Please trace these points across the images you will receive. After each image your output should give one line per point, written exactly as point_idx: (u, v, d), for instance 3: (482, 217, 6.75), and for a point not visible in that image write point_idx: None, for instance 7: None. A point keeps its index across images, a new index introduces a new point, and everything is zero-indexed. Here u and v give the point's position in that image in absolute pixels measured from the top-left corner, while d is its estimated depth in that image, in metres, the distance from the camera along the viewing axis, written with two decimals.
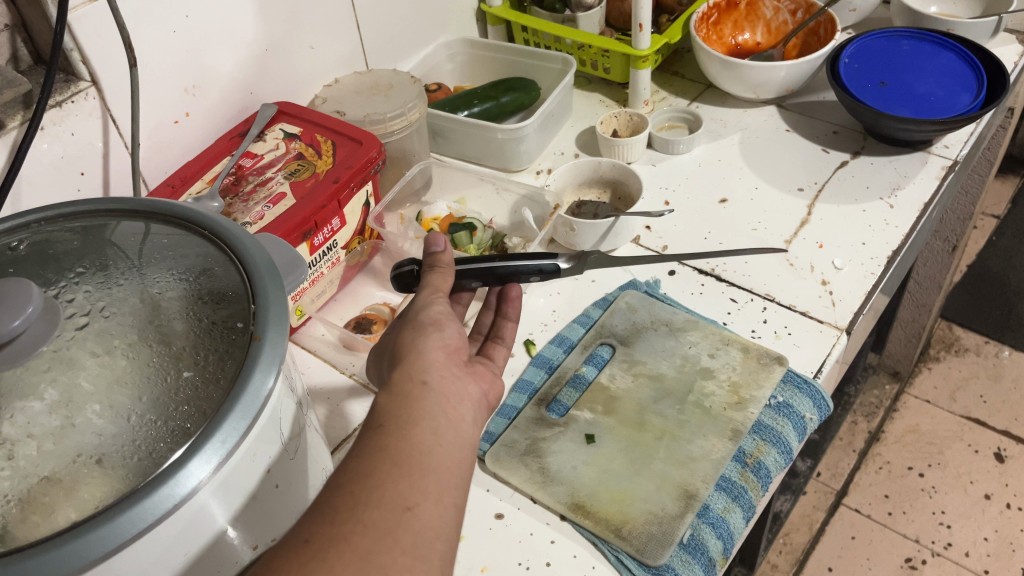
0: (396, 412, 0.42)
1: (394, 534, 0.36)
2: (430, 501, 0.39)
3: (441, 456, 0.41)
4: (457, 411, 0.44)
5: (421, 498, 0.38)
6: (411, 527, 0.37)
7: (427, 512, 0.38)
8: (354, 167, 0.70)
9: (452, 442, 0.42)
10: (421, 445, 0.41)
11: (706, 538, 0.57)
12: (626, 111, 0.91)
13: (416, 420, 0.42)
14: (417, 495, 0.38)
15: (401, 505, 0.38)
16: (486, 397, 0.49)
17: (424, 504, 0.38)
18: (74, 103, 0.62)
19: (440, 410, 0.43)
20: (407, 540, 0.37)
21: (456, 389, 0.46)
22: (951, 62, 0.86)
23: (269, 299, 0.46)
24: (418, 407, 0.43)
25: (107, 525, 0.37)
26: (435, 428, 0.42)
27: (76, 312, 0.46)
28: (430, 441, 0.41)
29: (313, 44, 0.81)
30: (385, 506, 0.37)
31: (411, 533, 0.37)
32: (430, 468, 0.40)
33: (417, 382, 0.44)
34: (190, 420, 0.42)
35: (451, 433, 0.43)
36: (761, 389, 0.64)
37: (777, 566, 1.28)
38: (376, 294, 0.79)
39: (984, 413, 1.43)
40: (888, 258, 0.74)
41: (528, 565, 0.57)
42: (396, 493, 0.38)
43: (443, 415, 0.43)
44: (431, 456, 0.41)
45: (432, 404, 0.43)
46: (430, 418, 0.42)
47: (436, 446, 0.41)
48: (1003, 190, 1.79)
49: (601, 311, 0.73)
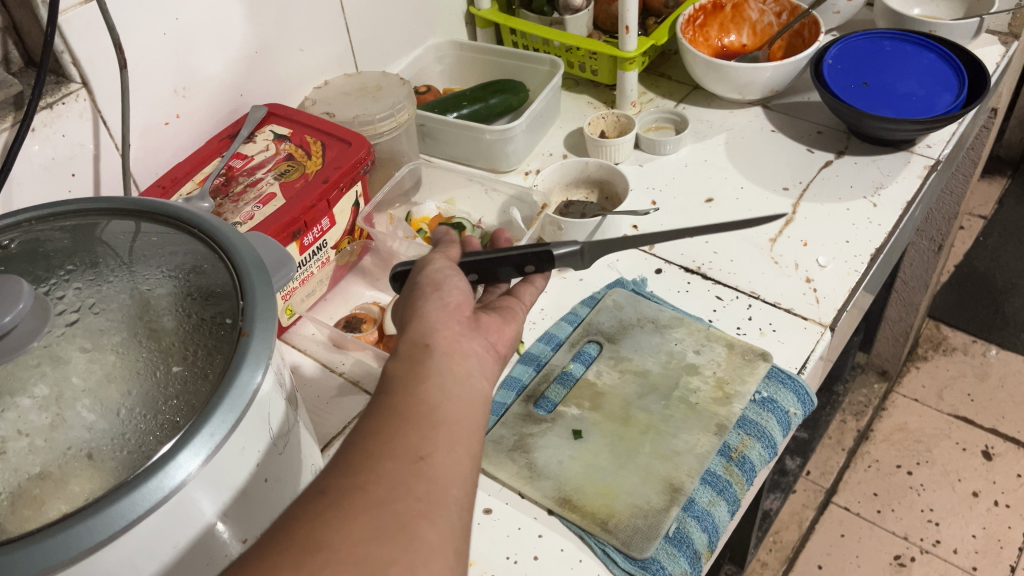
0: (402, 375, 0.43)
1: (409, 483, 0.38)
2: (442, 451, 0.40)
3: (450, 408, 0.42)
4: (463, 368, 0.45)
5: (434, 448, 0.40)
6: (425, 475, 0.38)
7: (441, 461, 0.39)
8: (342, 167, 0.71)
9: (461, 397, 0.43)
10: (429, 401, 0.41)
11: (690, 531, 0.57)
12: (613, 112, 0.92)
13: (423, 378, 0.43)
14: (429, 446, 0.39)
15: (414, 455, 0.39)
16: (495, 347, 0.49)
17: (437, 454, 0.39)
18: (64, 104, 0.63)
19: (446, 368, 0.44)
20: (421, 487, 0.38)
21: (461, 348, 0.46)
22: (932, 63, 0.87)
23: (258, 295, 0.46)
24: (424, 365, 0.44)
25: (96, 516, 0.38)
26: (442, 385, 0.43)
27: (67, 308, 0.46)
28: (438, 396, 0.42)
29: (303, 46, 0.82)
30: (398, 457, 0.38)
31: (426, 480, 0.38)
32: (440, 421, 0.41)
33: (420, 346, 0.45)
34: (179, 413, 0.43)
35: (458, 389, 0.43)
36: (746, 384, 0.65)
37: (767, 564, 1.29)
38: (365, 293, 0.80)
39: (971, 411, 1.44)
40: (870, 256, 0.75)
41: (516, 558, 0.57)
42: (408, 445, 0.39)
43: (450, 374, 0.44)
44: (438, 409, 0.41)
45: (437, 363, 0.44)
46: (437, 375, 0.43)
47: (444, 401, 0.42)
48: (990, 190, 1.81)
49: (589, 309, 0.74)
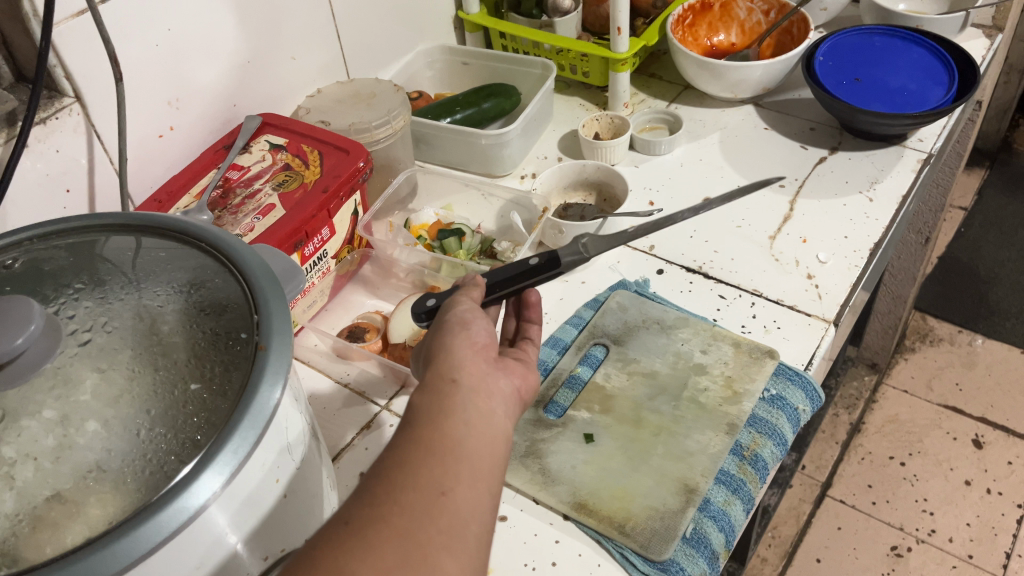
0: (428, 407, 0.42)
1: (431, 517, 0.37)
2: (464, 486, 0.39)
3: (474, 445, 0.41)
4: (489, 405, 0.44)
5: (456, 482, 0.39)
6: (447, 510, 0.38)
7: (462, 496, 0.39)
8: (341, 177, 0.70)
9: (486, 432, 0.42)
10: (452, 436, 0.41)
11: (708, 531, 0.57)
12: (607, 114, 0.92)
13: (448, 412, 0.42)
14: (451, 480, 0.39)
15: (436, 490, 0.38)
16: (519, 392, 0.48)
17: (459, 488, 0.39)
18: (58, 119, 0.62)
19: (471, 403, 0.43)
20: (444, 522, 0.37)
21: (488, 385, 0.45)
22: (921, 57, 0.88)
23: (273, 309, 0.46)
24: (449, 401, 0.42)
25: (122, 540, 0.37)
26: (467, 420, 0.42)
27: (78, 328, 0.45)
28: (462, 431, 0.41)
29: (294, 55, 0.81)
30: (420, 490, 0.38)
31: (448, 515, 0.38)
32: (463, 456, 0.40)
33: (447, 380, 0.44)
34: (199, 432, 0.42)
35: (483, 424, 0.42)
36: (755, 382, 0.65)
37: (767, 559, 1.29)
38: (366, 302, 0.79)
39: (960, 401, 1.45)
40: (870, 251, 0.76)
41: (534, 565, 0.57)
42: (430, 479, 0.39)
43: (473, 407, 0.43)
44: (462, 445, 0.41)
45: (463, 398, 0.43)
46: (462, 410, 0.42)
47: (469, 436, 0.41)
48: (969, 181, 1.83)
49: (593, 312, 0.73)
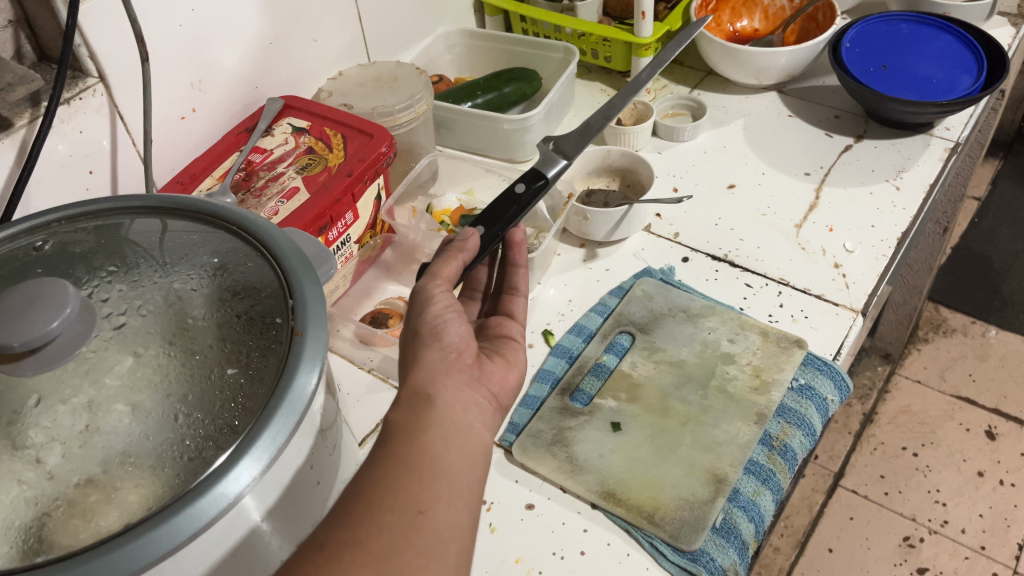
0: (403, 425, 0.42)
1: (409, 537, 0.36)
2: (441, 504, 0.39)
3: (450, 461, 0.41)
4: (464, 418, 0.43)
5: (433, 500, 0.38)
6: (425, 528, 0.37)
7: (439, 514, 0.38)
8: (366, 160, 0.69)
9: (462, 448, 0.42)
10: (431, 452, 0.40)
11: (737, 521, 0.57)
12: (630, 99, 0.91)
13: (425, 427, 0.42)
14: (429, 498, 0.38)
15: (413, 508, 0.38)
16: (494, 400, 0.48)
17: (436, 506, 0.38)
18: (82, 100, 0.61)
19: (447, 418, 0.43)
20: (421, 542, 0.37)
21: (462, 398, 0.45)
22: (949, 45, 0.87)
23: (308, 294, 0.45)
24: (424, 415, 0.42)
25: (163, 527, 0.37)
26: (444, 435, 0.42)
27: (113, 311, 0.45)
28: (439, 446, 0.41)
29: (316, 37, 0.80)
30: (399, 509, 0.37)
31: (426, 535, 0.37)
32: (440, 472, 0.40)
33: (421, 395, 0.44)
34: (237, 417, 0.41)
35: (460, 439, 0.42)
36: (783, 371, 0.65)
37: (780, 548, 1.29)
38: (388, 288, 0.78)
39: (973, 392, 1.45)
40: (898, 240, 0.75)
41: (562, 554, 0.57)
42: (408, 497, 0.38)
43: (450, 424, 0.43)
44: (439, 460, 0.40)
45: (438, 413, 0.43)
46: (438, 425, 0.42)
47: (445, 451, 0.41)
48: (983, 172, 1.82)
49: (618, 300, 0.73)
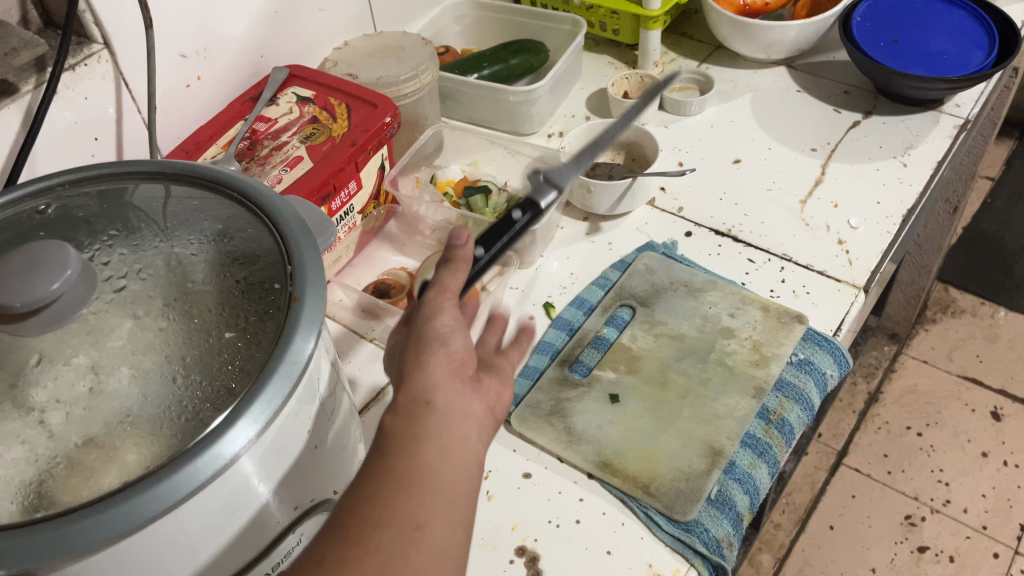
0: (399, 432, 0.39)
1: (406, 558, 0.34)
2: (441, 521, 0.36)
3: (451, 473, 0.38)
4: (466, 428, 0.40)
5: (432, 516, 0.36)
6: (422, 548, 0.35)
7: (439, 532, 0.36)
8: (370, 130, 0.69)
9: (463, 458, 0.39)
10: (429, 462, 0.38)
11: (732, 493, 0.57)
12: (637, 72, 0.90)
13: (423, 436, 0.38)
14: (427, 513, 0.36)
15: (411, 525, 0.35)
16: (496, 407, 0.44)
17: (435, 524, 0.36)
18: (87, 66, 0.61)
19: (447, 426, 0.39)
20: (419, 563, 0.35)
21: (465, 407, 0.41)
22: (963, 20, 0.86)
23: (307, 260, 0.45)
24: (423, 423, 0.39)
25: (160, 485, 0.37)
26: (442, 445, 0.39)
27: (113, 275, 0.45)
28: (438, 457, 0.38)
29: (322, 6, 0.80)
30: (395, 526, 0.35)
31: (424, 558, 0.35)
32: (439, 486, 0.37)
33: (418, 403, 0.39)
34: (234, 380, 0.42)
35: (461, 448, 0.39)
36: (783, 346, 0.65)
37: (781, 525, 1.30)
38: (391, 259, 0.79)
39: (980, 372, 1.44)
40: (903, 217, 0.75)
41: (558, 522, 0.57)
42: (406, 512, 0.36)
43: (451, 433, 0.39)
44: (439, 471, 0.37)
45: (438, 421, 0.39)
46: (438, 435, 0.39)
47: (445, 463, 0.38)
48: (998, 152, 1.80)
49: (620, 273, 0.73)
